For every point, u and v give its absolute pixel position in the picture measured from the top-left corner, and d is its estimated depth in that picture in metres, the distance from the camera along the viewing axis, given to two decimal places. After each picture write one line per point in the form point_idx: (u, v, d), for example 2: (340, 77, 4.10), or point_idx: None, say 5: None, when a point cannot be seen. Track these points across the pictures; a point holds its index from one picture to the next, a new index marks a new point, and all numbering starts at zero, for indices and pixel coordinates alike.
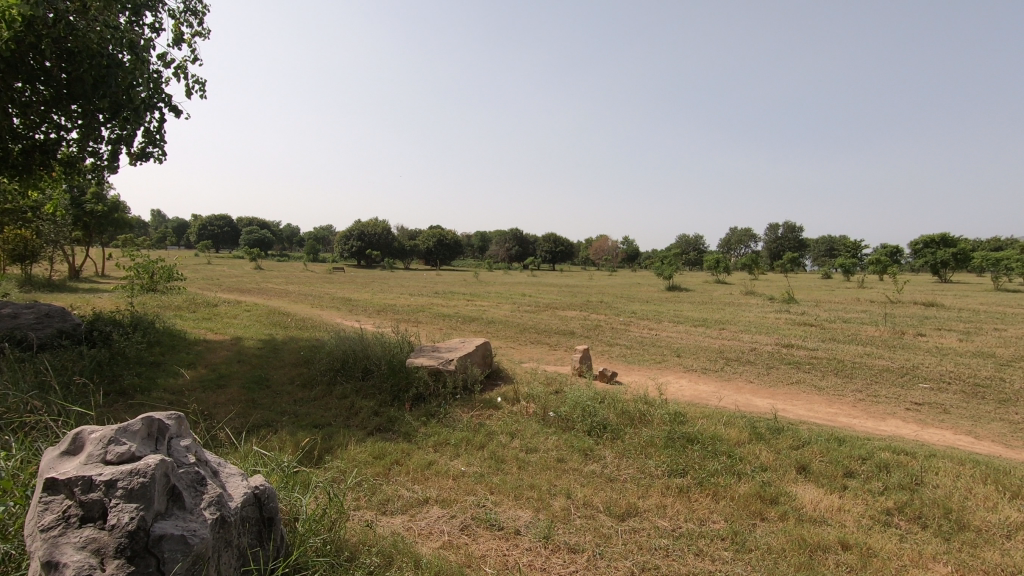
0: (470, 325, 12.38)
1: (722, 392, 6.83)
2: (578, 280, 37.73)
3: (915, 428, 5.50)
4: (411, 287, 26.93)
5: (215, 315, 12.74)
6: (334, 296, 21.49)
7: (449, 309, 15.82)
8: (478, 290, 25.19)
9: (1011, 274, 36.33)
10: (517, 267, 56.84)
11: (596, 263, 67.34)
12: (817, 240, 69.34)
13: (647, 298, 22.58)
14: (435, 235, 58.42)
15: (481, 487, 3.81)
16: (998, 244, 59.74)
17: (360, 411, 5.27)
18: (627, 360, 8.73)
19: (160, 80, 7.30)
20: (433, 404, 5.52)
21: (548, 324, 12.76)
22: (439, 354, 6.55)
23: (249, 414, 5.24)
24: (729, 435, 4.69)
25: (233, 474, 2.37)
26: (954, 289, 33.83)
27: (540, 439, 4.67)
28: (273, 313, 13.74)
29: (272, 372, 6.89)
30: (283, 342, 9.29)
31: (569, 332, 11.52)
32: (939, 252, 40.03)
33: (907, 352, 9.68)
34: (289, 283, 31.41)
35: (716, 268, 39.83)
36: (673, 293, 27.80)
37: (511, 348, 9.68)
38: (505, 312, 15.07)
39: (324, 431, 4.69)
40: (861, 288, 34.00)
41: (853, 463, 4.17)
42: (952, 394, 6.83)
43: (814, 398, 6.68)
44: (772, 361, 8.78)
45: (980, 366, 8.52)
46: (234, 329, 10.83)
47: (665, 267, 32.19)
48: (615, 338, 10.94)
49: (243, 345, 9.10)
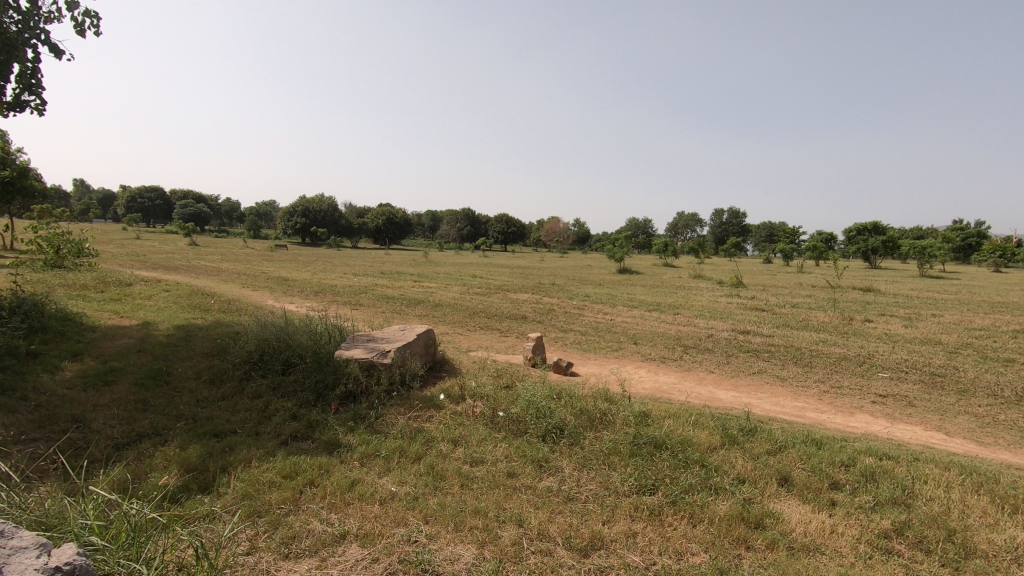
0: (416, 308, 11.55)
1: (684, 385, 6.37)
2: (529, 262, 37.28)
3: (885, 424, 5.17)
4: (355, 267, 25.52)
5: (126, 295, 11.34)
6: (269, 275, 20.00)
7: (394, 290, 14.86)
8: (427, 270, 24.23)
9: (934, 261, 38.45)
10: (468, 247, 55.84)
11: (547, 245, 67.14)
12: (759, 224, 71.60)
13: (598, 281, 22.29)
14: (384, 213, 56.45)
15: (413, 515, 3.11)
16: (921, 232, 63.66)
17: (275, 415, 4.47)
18: (582, 348, 8.19)
19: (34, 13, 6.04)
20: (365, 404, 4.76)
21: (498, 307, 12.10)
22: (374, 344, 5.77)
23: (135, 419, 4.32)
24: (700, 439, 4.17)
25: (24, 551, 1.59)
26: (884, 275, 35.49)
27: (488, 448, 4.01)
28: (196, 293, 12.43)
29: (176, 366, 5.91)
30: (199, 328, 8.20)
31: (520, 317, 10.89)
32: (870, 239, 41.89)
33: (859, 339, 9.58)
34: (225, 261, 29.32)
35: (664, 251, 40.33)
36: (625, 275, 27.67)
37: (459, 334, 8.95)
38: (454, 294, 14.27)
39: (225, 445, 3.86)
40: (800, 273, 35.10)
41: (836, 471, 3.74)
42: (912, 385, 6.62)
43: (777, 390, 6.31)
44: (730, 349, 8.44)
45: (931, 354, 8.47)
46: (144, 312, 9.58)
47: (617, 249, 32.05)
48: (569, 323, 10.38)
49: (150, 331, 7.95)
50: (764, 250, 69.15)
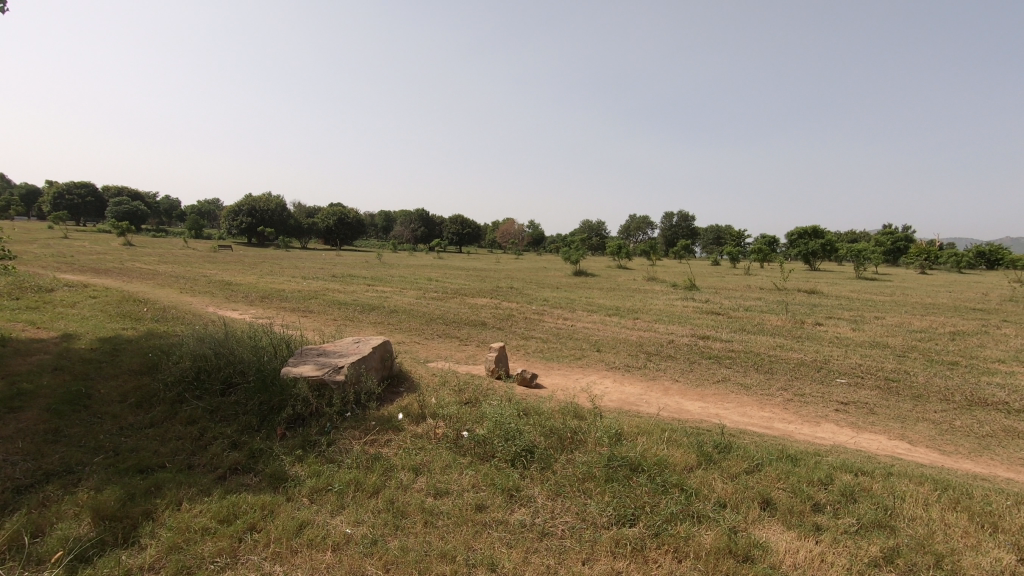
0: (370, 315, 11.04)
1: (651, 396, 6.22)
2: (486, 264, 36.96)
3: (851, 435, 5.15)
4: (305, 269, 24.51)
5: (46, 303, 10.33)
6: (211, 278, 18.87)
7: (346, 295, 14.23)
8: (381, 273, 23.53)
9: (869, 263, 40.55)
10: (422, 249, 55.02)
11: (502, 246, 67.00)
12: (707, 227, 73.75)
13: (555, 284, 22.21)
14: (335, 213, 54.81)
15: (371, 562, 2.75)
16: (856, 235, 67.27)
17: (214, 443, 4.00)
18: (545, 357, 7.94)
19: None
20: (315, 428, 4.34)
21: (457, 313, 11.72)
22: (326, 359, 5.33)
23: (43, 455, 3.75)
24: (676, 458, 3.98)
25: None
26: (824, 277, 37.13)
27: (453, 476, 3.68)
28: (127, 300, 11.47)
29: (99, 387, 5.28)
30: (128, 340, 7.47)
31: (479, 323, 10.55)
32: (811, 242, 43.80)
33: (813, 344, 9.76)
34: (162, 263, 27.59)
35: (618, 253, 40.91)
36: (582, 278, 27.77)
37: (416, 344, 8.54)
38: (410, 299, 13.79)
39: (151, 483, 3.38)
40: (748, 275, 36.27)
41: (816, 491, 3.61)
42: (870, 391, 6.70)
43: (743, 400, 6.24)
44: (693, 356, 8.40)
45: (882, 358, 8.68)
46: (66, 322, 8.71)
47: (573, 251, 32.15)
48: (530, 330, 10.13)
49: (70, 343, 7.16)
50: (713, 252, 71.34)
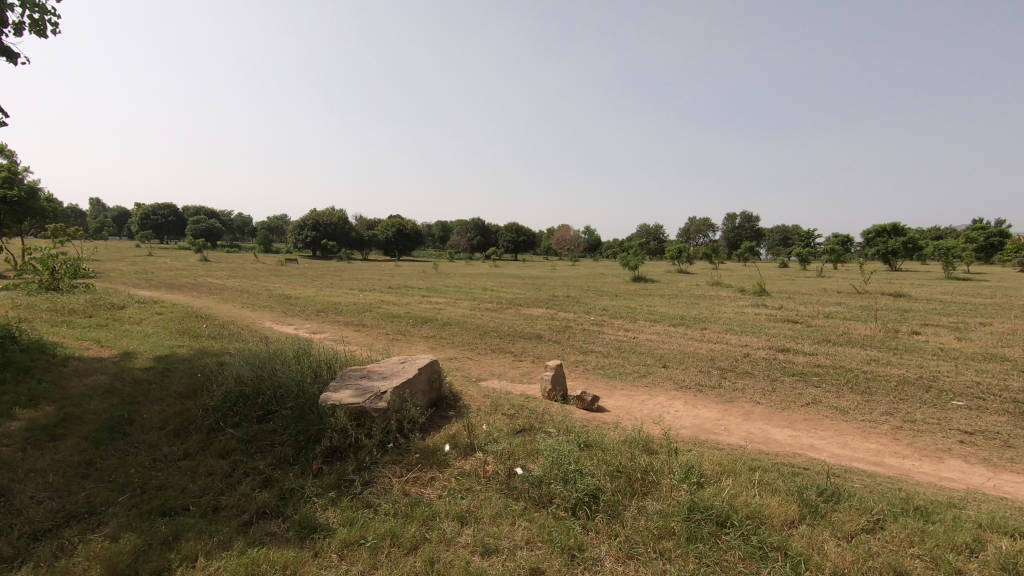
0: (423, 328, 10.76)
1: (730, 423, 5.46)
2: (541, 271, 36.38)
3: (987, 476, 4.23)
4: (363, 281, 24.87)
5: (114, 321, 10.65)
6: (273, 292, 19.37)
7: (400, 307, 14.09)
8: (437, 283, 23.53)
9: (960, 262, 37.02)
10: (478, 257, 55.23)
11: (558, 253, 66.37)
12: (773, 228, 70.24)
13: (613, 291, 21.41)
14: (394, 225, 55.93)
15: None
16: (940, 231, 62.04)
17: (245, 480, 3.66)
18: (607, 375, 7.31)
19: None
20: (353, 462, 3.94)
21: (511, 325, 11.25)
22: (369, 382, 4.97)
23: (70, 492, 3.50)
24: (773, 510, 3.28)
25: None
26: (907, 278, 34.37)
27: (505, 529, 3.14)
28: (190, 316, 11.73)
29: (142, 412, 5.11)
30: (182, 359, 7.43)
31: (534, 336, 10.02)
32: (891, 241, 40.62)
33: (914, 357, 8.57)
34: (231, 277, 28.82)
35: (677, 257, 39.41)
36: (641, 284, 26.72)
37: (468, 360, 8.10)
38: (463, 311, 13.43)
39: (170, 532, 3.03)
40: (821, 278, 33.89)
41: (964, 561, 2.83)
42: (997, 417, 5.65)
43: (841, 427, 5.38)
44: (773, 373, 7.50)
45: (1003, 374, 7.46)
46: (129, 340, 8.87)
47: (631, 256, 31.09)
48: (589, 343, 9.50)
49: (126, 363, 7.18)
50: (779, 253, 67.79)
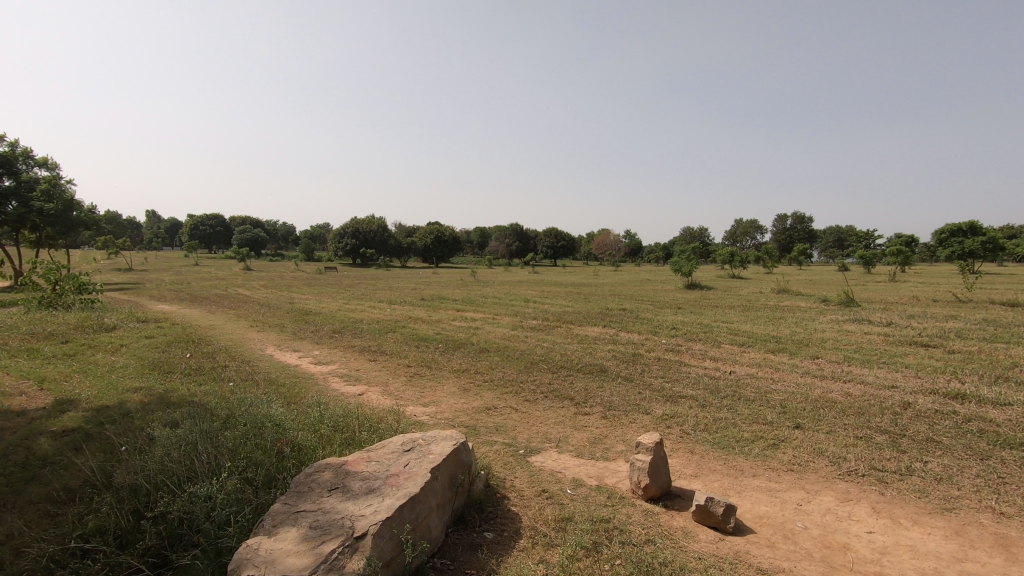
0: (455, 358, 8.56)
1: None
2: (583, 279, 33.75)
3: None
4: (396, 292, 22.96)
5: (89, 349, 8.87)
6: (296, 306, 17.60)
7: (430, 326, 11.97)
8: (475, 293, 21.43)
9: None
10: (516, 263, 53.06)
11: (598, 257, 63.60)
12: (829, 229, 65.54)
13: (672, 303, 18.76)
14: (430, 232, 54.20)
15: None
16: (1014, 229, 56.48)
17: None
18: (719, 444, 4.91)
19: None
20: None
21: (564, 352, 8.92)
22: (339, 502, 2.77)
23: None
24: None
25: None
26: (999, 283, 30.14)
27: None
28: (182, 339, 9.90)
29: None
30: (124, 413, 5.42)
31: (597, 371, 7.62)
32: (970, 240, 36.15)
33: None
34: (260, 287, 27.68)
35: (730, 262, 36.17)
36: (700, 293, 23.91)
37: (513, 415, 5.80)
38: (503, 331, 11.23)
39: None
40: (896, 283, 30.09)
41: None
42: None
43: None
44: (979, 444, 4.91)
45: None
46: (82, 379, 6.97)
47: (683, 261, 28.19)
48: (672, 382, 7.09)
49: (47, 421, 5.21)
50: (835, 255, 62.87)
